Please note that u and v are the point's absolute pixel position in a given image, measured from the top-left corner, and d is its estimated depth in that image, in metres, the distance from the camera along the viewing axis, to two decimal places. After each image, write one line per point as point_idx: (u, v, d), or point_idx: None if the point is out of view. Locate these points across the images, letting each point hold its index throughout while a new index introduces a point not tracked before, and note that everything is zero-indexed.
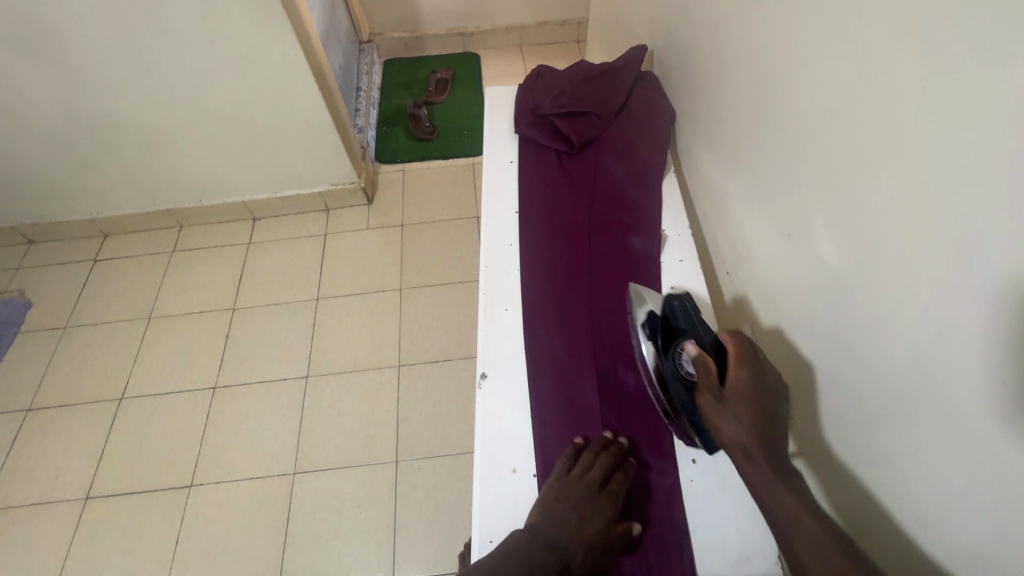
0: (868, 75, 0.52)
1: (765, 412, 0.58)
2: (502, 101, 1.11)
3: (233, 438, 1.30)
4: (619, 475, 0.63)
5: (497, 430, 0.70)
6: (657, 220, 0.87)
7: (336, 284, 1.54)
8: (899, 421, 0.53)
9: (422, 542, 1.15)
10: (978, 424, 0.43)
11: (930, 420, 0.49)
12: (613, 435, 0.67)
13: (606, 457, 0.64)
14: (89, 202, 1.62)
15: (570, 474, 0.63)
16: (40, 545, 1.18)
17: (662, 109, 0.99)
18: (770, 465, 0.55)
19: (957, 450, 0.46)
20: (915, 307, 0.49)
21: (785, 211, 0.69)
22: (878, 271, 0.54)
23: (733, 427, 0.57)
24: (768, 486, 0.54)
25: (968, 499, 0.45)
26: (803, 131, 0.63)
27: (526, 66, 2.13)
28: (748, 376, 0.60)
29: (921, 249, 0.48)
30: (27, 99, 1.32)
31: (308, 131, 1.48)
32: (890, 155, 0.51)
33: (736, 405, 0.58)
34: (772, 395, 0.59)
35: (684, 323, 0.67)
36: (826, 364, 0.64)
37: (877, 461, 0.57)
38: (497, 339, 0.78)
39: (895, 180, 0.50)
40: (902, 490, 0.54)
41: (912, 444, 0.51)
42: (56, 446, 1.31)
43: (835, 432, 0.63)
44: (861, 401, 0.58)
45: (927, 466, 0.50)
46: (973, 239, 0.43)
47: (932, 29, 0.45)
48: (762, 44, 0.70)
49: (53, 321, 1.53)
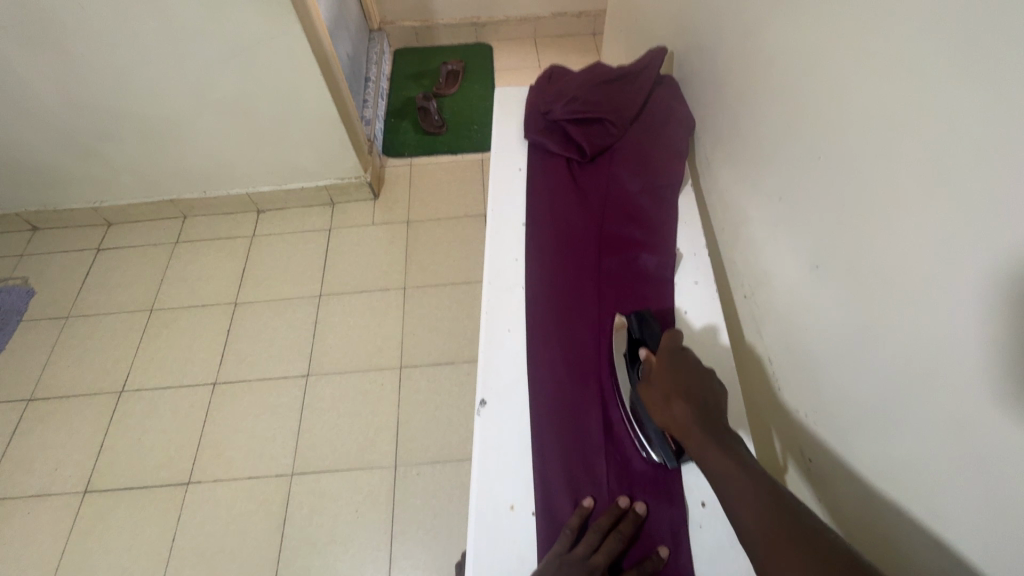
0: (909, 98, 0.48)
1: (689, 390, 0.62)
2: (512, 104, 1.07)
3: (232, 436, 1.28)
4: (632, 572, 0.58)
5: (494, 464, 0.67)
6: (671, 239, 0.83)
7: (339, 281, 1.52)
8: (896, 421, 0.52)
9: (419, 550, 1.12)
10: (984, 441, 0.42)
11: (937, 448, 0.47)
12: (627, 502, 0.62)
13: (614, 544, 0.59)
14: (94, 191, 1.60)
15: (572, 552, 0.58)
16: (37, 538, 1.18)
17: (680, 118, 0.94)
18: (700, 430, 0.58)
19: (966, 478, 0.44)
20: (912, 304, 0.49)
21: (809, 240, 0.65)
22: (876, 271, 0.53)
23: (665, 405, 0.62)
24: (699, 448, 0.58)
25: (965, 498, 0.44)
26: (833, 152, 0.59)
27: (539, 58, 2.07)
28: (670, 361, 0.65)
29: (918, 246, 0.48)
30: (28, 86, 1.29)
31: (314, 124, 1.45)
32: (919, 186, 0.47)
33: (662, 387, 0.63)
34: (697, 378, 0.64)
35: (638, 331, 0.72)
36: (843, 406, 0.60)
37: (899, 512, 0.53)
38: (498, 363, 0.75)
39: (919, 211, 0.47)
40: (923, 543, 0.50)
41: (925, 477, 0.49)
42: (55, 438, 1.30)
43: (855, 485, 0.59)
44: (875, 438, 0.55)
45: (947, 511, 0.46)
46: (974, 241, 0.42)
47: (979, 50, 0.41)
48: (792, 54, 0.66)
49: (56, 310, 1.52)
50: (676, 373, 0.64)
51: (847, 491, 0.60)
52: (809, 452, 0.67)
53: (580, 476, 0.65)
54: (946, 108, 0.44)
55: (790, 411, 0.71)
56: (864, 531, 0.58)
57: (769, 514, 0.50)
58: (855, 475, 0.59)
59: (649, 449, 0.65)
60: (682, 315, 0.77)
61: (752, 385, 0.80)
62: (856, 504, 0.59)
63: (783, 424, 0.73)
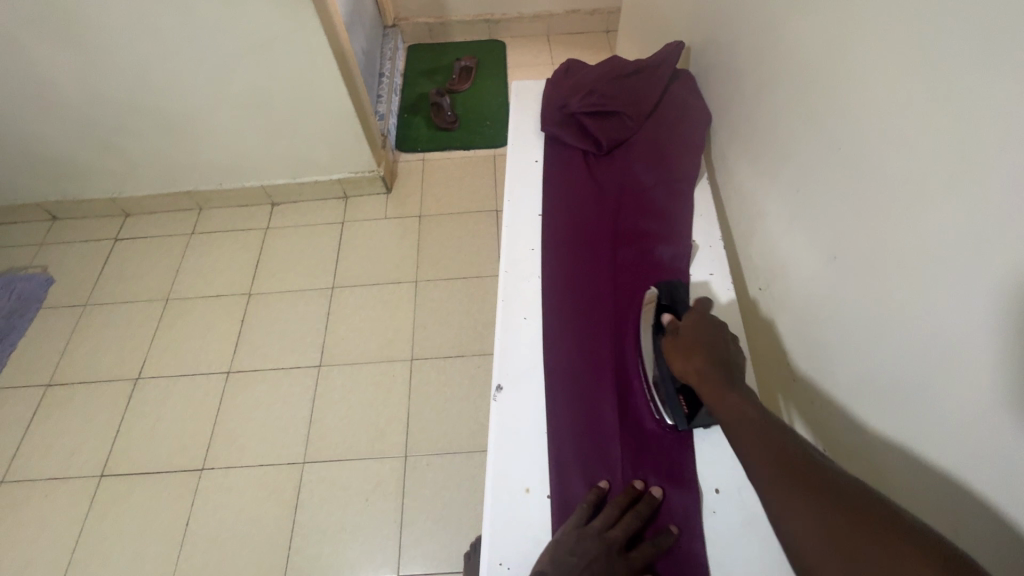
0: (930, 89, 0.47)
1: (716, 348, 0.62)
2: (528, 97, 1.08)
3: (244, 425, 1.30)
4: (647, 546, 0.59)
5: (509, 447, 0.68)
6: (686, 231, 0.83)
7: (351, 273, 1.53)
8: (909, 398, 0.53)
9: (428, 539, 1.13)
10: (997, 422, 0.43)
11: (951, 428, 0.48)
12: (643, 484, 0.63)
13: (634, 519, 0.60)
14: (112, 183, 1.63)
15: (588, 527, 0.59)
16: (55, 520, 1.20)
17: (697, 112, 0.94)
18: (721, 381, 0.59)
19: (980, 456, 0.45)
20: (921, 284, 0.50)
21: (825, 229, 0.65)
22: (885, 255, 0.55)
23: (687, 358, 0.62)
24: (717, 401, 0.58)
25: (977, 468, 0.45)
26: (851, 144, 0.59)
27: (551, 55, 2.08)
28: (697, 320, 0.65)
29: (926, 227, 0.49)
30: (50, 79, 1.32)
31: (328, 117, 1.46)
32: (936, 178, 0.47)
33: (687, 338, 0.64)
34: (721, 337, 0.64)
35: (667, 298, 0.71)
36: (859, 388, 0.60)
37: (915, 495, 0.53)
38: (513, 350, 0.76)
39: (936, 202, 0.48)
40: (938, 523, 0.50)
41: (940, 451, 0.50)
42: (72, 424, 1.33)
43: (873, 470, 0.59)
44: (890, 417, 0.56)
45: (963, 492, 0.47)
46: (979, 220, 0.43)
47: (991, 40, 0.41)
48: (809, 47, 0.66)
49: (74, 299, 1.55)
50: (702, 334, 0.64)
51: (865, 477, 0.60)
52: (826, 442, 0.67)
53: (592, 458, 0.67)
54: (954, 95, 0.45)
55: (806, 402, 0.71)
56: None
57: (785, 461, 0.50)
58: (871, 458, 0.59)
59: (664, 412, 0.67)
60: None
61: (765, 378, 0.80)
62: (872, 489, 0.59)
63: (797, 414, 0.73)
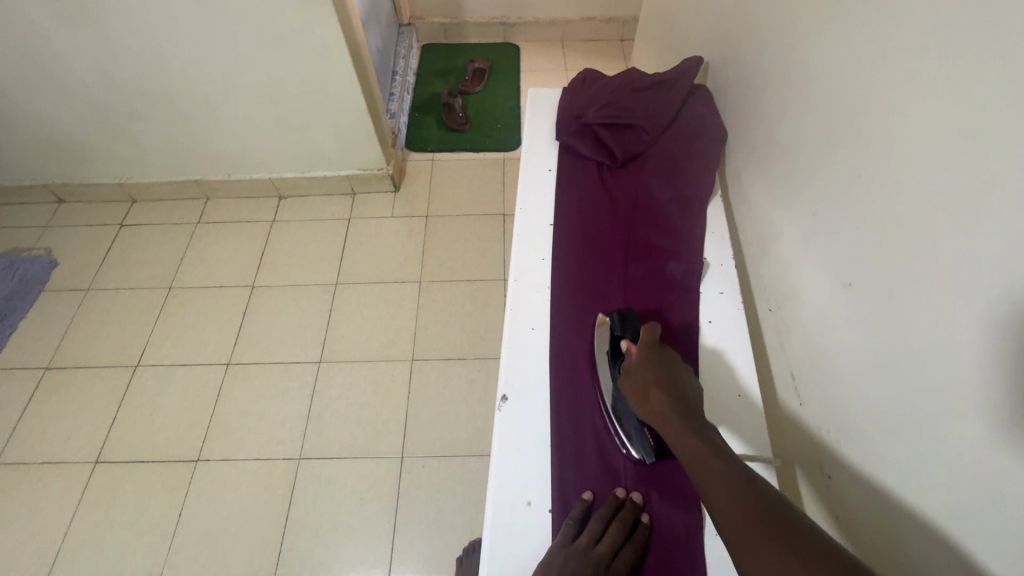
0: (965, 126, 0.47)
1: (670, 383, 0.63)
2: (544, 105, 1.07)
3: (241, 418, 1.29)
4: (629, 550, 0.60)
5: (513, 461, 0.67)
6: (698, 249, 0.83)
7: (355, 270, 1.53)
8: (903, 422, 0.54)
9: (420, 542, 1.13)
10: (987, 444, 0.45)
11: (943, 456, 0.49)
12: (624, 493, 0.64)
13: (618, 529, 0.60)
14: (121, 168, 1.63)
15: (576, 544, 0.59)
16: (46, 505, 1.19)
17: (713, 129, 0.94)
18: (678, 420, 0.60)
19: (970, 465, 0.46)
20: (921, 310, 0.52)
21: (838, 254, 0.65)
22: (889, 282, 0.57)
23: (646, 398, 0.63)
24: (679, 439, 0.58)
25: (970, 487, 0.46)
26: (873, 172, 0.59)
27: (566, 61, 2.08)
28: (647, 353, 0.67)
29: (930, 253, 0.51)
30: (64, 62, 1.32)
31: (341, 114, 1.46)
32: (951, 214, 0.49)
33: (644, 378, 0.64)
34: (674, 372, 0.65)
35: (620, 330, 0.72)
36: (856, 415, 0.62)
37: (914, 518, 0.53)
38: (522, 362, 0.75)
39: (946, 229, 0.49)
40: (928, 549, 0.51)
41: (933, 475, 0.50)
42: (69, 408, 1.32)
43: (866, 495, 0.60)
44: (881, 445, 0.57)
45: (958, 513, 0.48)
46: (983, 245, 0.46)
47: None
48: (835, 68, 0.65)
49: (76, 282, 1.54)
50: (658, 367, 0.65)
51: (869, 507, 0.59)
52: (829, 468, 0.66)
53: (590, 477, 0.66)
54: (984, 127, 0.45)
55: (810, 425, 0.70)
56: (874, 534, 0.58)
57: (741, 500, 0.50)
58: (872, 484, 0.59)
59: (629, 446, 0.66)
60: (705, 325, 0.77)
61: (771, 400, 0.79)
62: (874, 519, 0.58)
63: (803, 438, 0.71)
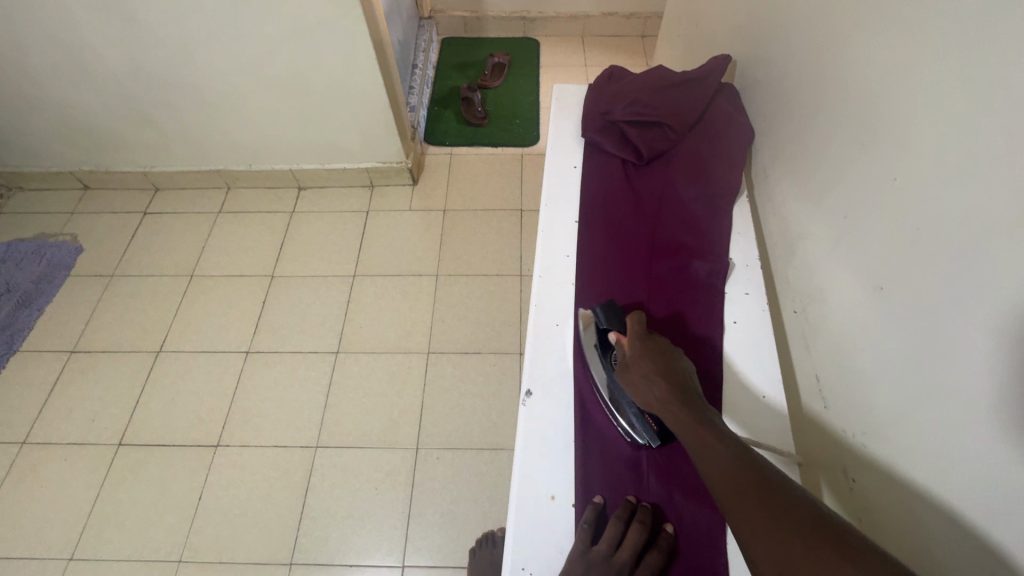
0: (1004, 131, 0.46)
1: (666, 370, 0.64)
2: (569, 101, 1.07)
3: (259, 406, 1.31)
4: (651, 555, 0.60)
5: (535, 453, 0.68)
6: (724, 248, 0.83)
7: (373, 262, 1.54)
8: (925, 416, 0.55)
9: (434, 533, 1.14)
10: (1003, 428, 0.45)
11: (969, 455, 0.49)
12: (637, 498, 0.64)
13: (637, 531, 0.60)
14: (146, 157, 1.65)
15: (593, 550, 0.60)
16: (72, 484, 1.23)
17: (741, 127, 0.94)
18: (681, 409, 0.60)
19: (986, 451, 0.47)
20: (939, 304, 0.53)
21: (868, 253, 0.65)
22: (910, 278, 0.57)
23: (646, 388, 0.63)
24: (681, 425, 0.59)
25: (988, 474, 0.47)
26: (899, 172, 0.59)
27: (586, 57, 2.07)
28: (639, 343, 0.68)
29: (947, 247, 0.52)
30: (94, 52, 1.34)
31: (361, 106, 1.47)
32: (966, 208, 0.50)
33: (641, 368, 0.65)
34: (669, 360, 0.66)
35: (604, 322, 0.72)
36: (885, 414, 0.61)
37: (937, 516, 0.53)
38: (545, 356, 0.76)
39: (965, 221, 0.50)
40: (950, 544, 0.51)
41: (954, 466, 0.51)
42: (94, 392, 1.35)
43: (891, 496, 0.59)
44: (911, 444, 0.57)
45: (977, 500, 0.48)
46: (996, 237, 0.47)
47: None
48: (867, 70, 0.64)
49: (101, 268, 1.58)
50: (651, 355, 0.66)
51: (891, 506, 0.59)
52: (852, 471, 0.66)
53: (596, 462, 0.67)
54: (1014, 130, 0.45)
55: (834, 427, 0.70)
56: (899, 537, 0.58)
57: (741, 479, 0.51)
58: (896, 484, 0.59)
59: (633, 433, 0.67)
60: (729, 325, 0.77)
61: (794, 402, 0.79)
62: (897, 521, 0.58)
63: (828, 441, 0.71)
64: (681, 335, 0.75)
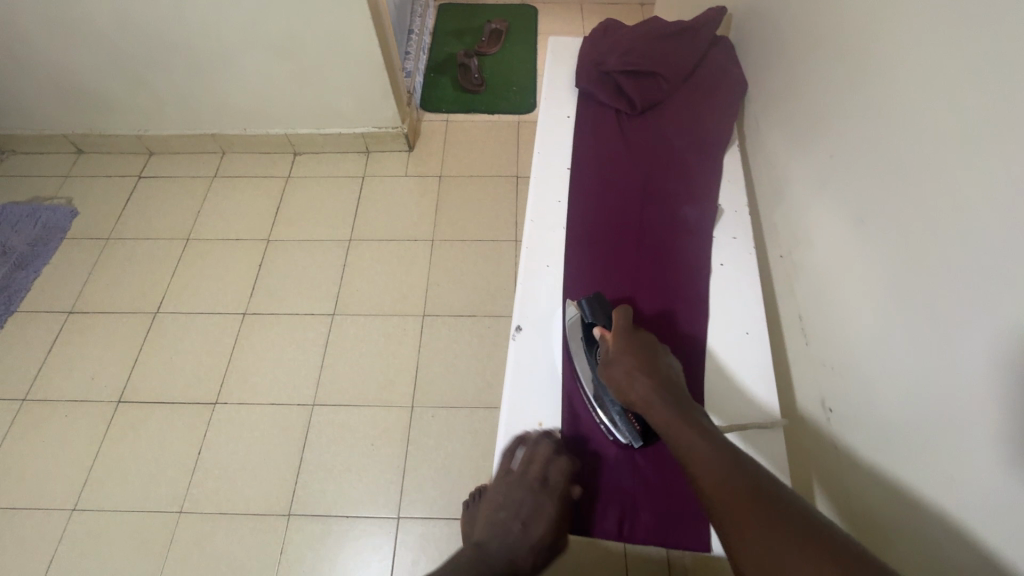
0: (1002, 89, 0.46)
1: (651, 365, 0.63)
2: (564, 52, 1.07)
3: (257, 365, 1.33)
4: (560, 462, 0.65)
5: (524, 387, 0.71)
6: (713, 193, 0.85)
7: (369, 226, 1.55)
8: (918, 395, 0.54)
9: (429, 487, 1.17)
10: (996, 415, 0.45)
11: (960, 440, 0.48)
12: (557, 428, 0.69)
13: (546, 444, 0.66)
14: (139, 120, 1.64)
15: (512, 473, 0.66)
16: (73, 440, 1.25)
17: (734, 80, 0.95)
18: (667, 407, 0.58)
19: (978, 437, 0.47)
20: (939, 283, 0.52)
21: (867, 225, 0.64)
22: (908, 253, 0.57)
23: (630, 384, 0.61)
24: (668, 423, 0.56)
25: (978, 462, 0.46)
26: (895, 125, 0.59)
27: (584, 23, 2.04)
28: (624, 339, 0.65)
29: (947, 219, 0.52)
30: (86, 12, 1.32)
31: (357, 69, 1.46)
32: (958, 166, 0.50)
33: (624, 364, 0.63)
34: (654, 355, 0.64)
35: (590, 315, 0.71)
36: (882, 411, 0.59)
37: (924, 490, 0.53)
38: (537, 297, 0.78)
39: (956, 178, 0.50)
40: (936, 523, 0.51)
41: (945, 451, 0.50)
42: (92, 351, 1.37)
43: (883, 484, 0.59)
44: (909, 442, 0.55)
45: (966, 490, 0.48)
46: (988, 196, 0.47)
47: None
48: (863, 20, 0.65)
49: (97, 231, 1.57)
50: (637, 351, 0.64)
51: (864, 439, 0.62)
52: (831, 402, 0.69)
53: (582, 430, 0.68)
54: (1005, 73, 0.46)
55: (817, 363, 0.73)
56: (873, 476, 0.60)
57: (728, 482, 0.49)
58: (878, 440, 0.60)
59: (616, 432, 0.66)
60: (716, 267, 0.79)
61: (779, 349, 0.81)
62: (883, 491, 0.59)
63: (812, 380, 0.73)
64: (671, 275, 0.78)
